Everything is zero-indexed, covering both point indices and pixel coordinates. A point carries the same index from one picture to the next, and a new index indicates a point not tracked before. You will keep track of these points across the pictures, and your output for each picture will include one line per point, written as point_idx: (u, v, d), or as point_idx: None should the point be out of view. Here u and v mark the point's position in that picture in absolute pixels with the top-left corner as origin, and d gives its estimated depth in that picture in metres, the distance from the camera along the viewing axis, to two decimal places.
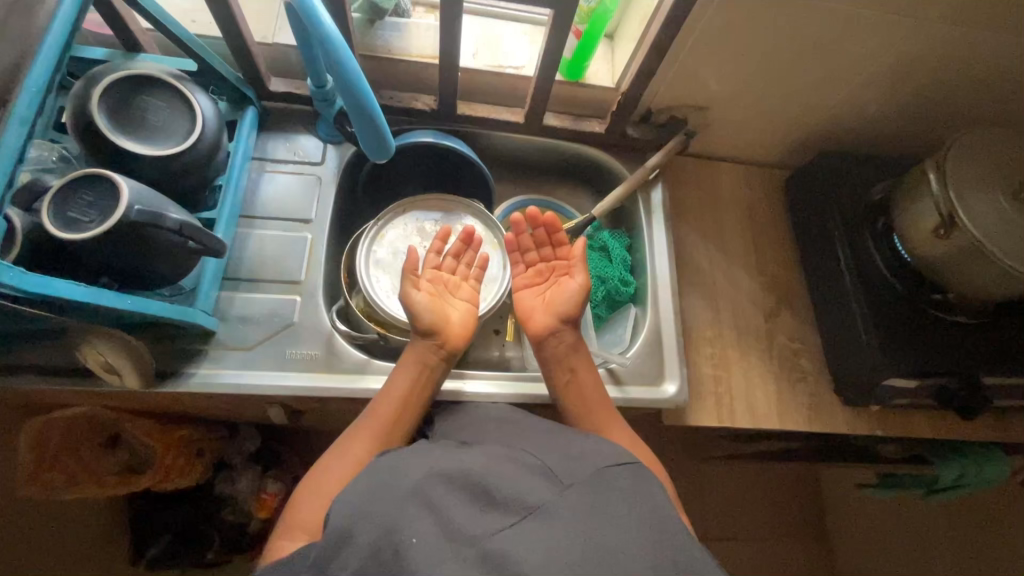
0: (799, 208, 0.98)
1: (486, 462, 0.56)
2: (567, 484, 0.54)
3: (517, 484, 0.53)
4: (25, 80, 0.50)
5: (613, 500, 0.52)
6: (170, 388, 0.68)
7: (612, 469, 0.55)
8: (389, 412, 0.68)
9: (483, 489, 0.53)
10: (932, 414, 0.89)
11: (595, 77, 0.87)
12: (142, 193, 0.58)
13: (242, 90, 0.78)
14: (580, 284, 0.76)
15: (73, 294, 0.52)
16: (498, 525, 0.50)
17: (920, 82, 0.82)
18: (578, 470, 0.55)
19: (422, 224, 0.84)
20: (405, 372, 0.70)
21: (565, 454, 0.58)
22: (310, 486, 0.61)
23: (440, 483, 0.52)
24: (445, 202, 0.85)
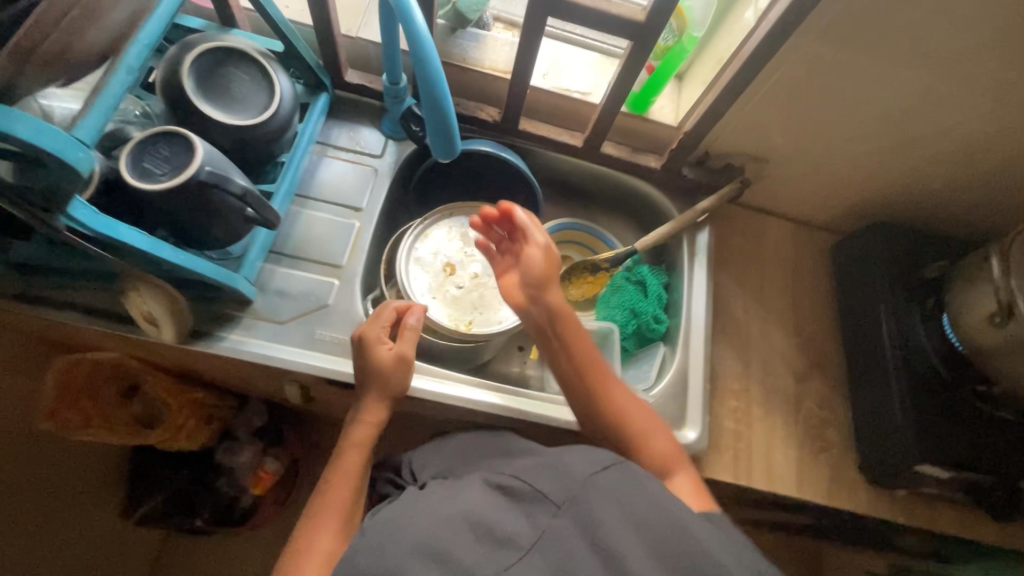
0: (845, 274, 0.95)
1: (481, 498, 0.54)
2: (562, 500, 0.53)
3: (515, 517, 0.52)
4: (141, 33, 0.54)
5: (607, 508, 0.51)
6: (202, 348, 0.70)
7: (602, 473, 0.54)
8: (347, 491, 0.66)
9: (487, 523, 0.51)
10: (961, 510, 0.84)
11: (659, 113, 0.88)
12: (214, 155, 0.60)
13: (320, 77, 0.81)
14: (541, 249, 0.71)
15: (135, 241, 0.55)
16: (509, 561, 0.49)
17: (990, 166, 0.81)
18: (570, 481, 0.54)
19: (466, 230, 0.85)
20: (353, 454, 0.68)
21: (551, 471, 0.56)
22: None
23: (447, 527, 0.50)
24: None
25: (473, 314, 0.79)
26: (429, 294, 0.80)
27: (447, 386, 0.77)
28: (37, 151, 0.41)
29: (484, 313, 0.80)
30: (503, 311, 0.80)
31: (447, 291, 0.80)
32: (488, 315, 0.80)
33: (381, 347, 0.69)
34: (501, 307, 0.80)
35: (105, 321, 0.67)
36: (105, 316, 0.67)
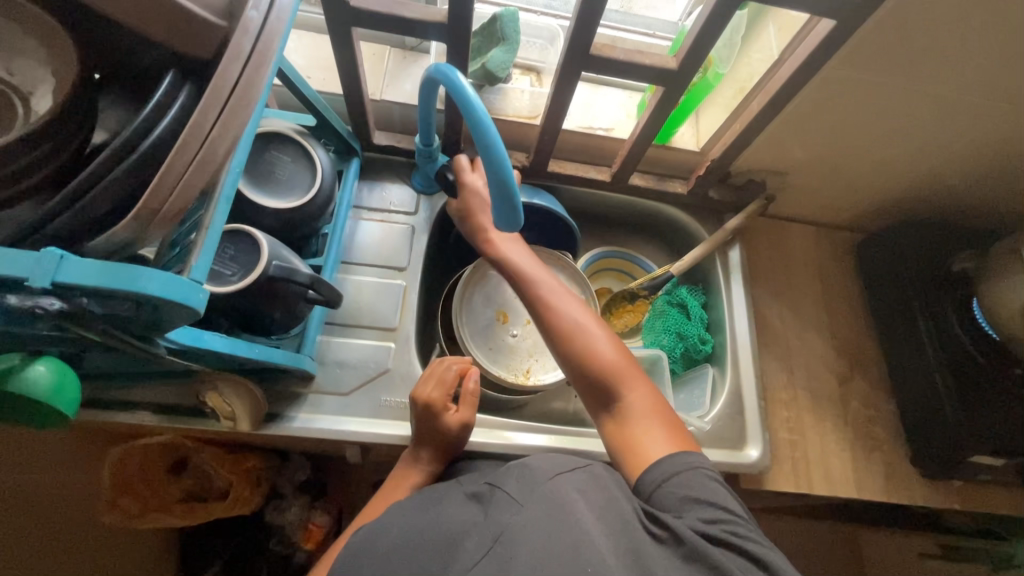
0: (870, 273, 0.98)
1: (458, 511, 0.54)
2: (524, 500, 0.52)
3: (480, 522, 0.52)
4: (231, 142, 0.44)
5: (567, 505, 0.51)
6: (274, 432, 0.70)
7: (565, 475, 0.54)
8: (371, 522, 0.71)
9: (457, 532, 0.52)
10: (1010, 490, 0.87)
11: (682, 140, 0.90)
12: (277, 248, 0.61)
13: (351, 143, 0.82)
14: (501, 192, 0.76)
15: (218, 345, 0.55)
16: (471, 561, 0.49)
17: (1005, 161, 0.85)
18: (532, 480, 0.54)
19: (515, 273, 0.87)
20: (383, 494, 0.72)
21: (517, 473, 0.55)
22: None
23: (419, 537, 0.53)
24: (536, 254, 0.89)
25: (530, 361, 0.83)
26: (487, 344, 0.83)
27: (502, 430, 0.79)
28: (143, 296, 0.37)
29: (541, 359, 0.84)
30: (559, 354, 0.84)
31: (505, 340, 0.84)
32: (546, 360, 0.83)
33: (448, 412, 0.71)
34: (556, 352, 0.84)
35: (176, 418, 0.67)
36: (174, 413, 0.67)
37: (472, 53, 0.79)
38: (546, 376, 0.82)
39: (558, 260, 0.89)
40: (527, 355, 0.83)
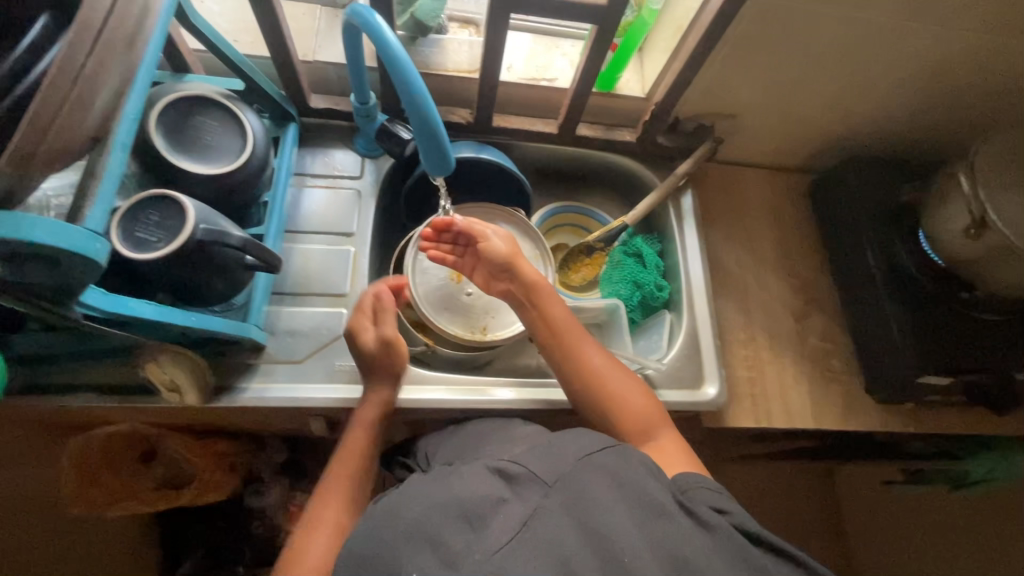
0: (822, 211, 1.00)
1: (482, 482, 0.54)
2: (553, 481, 0.54)
3: (511, 500, 0.52)
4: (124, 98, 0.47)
5: (597, 490, 0.53)
6: (227, 403, 0.69)
7: (599, 454, 0.56)
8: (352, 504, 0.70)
9: (484, 506, 0.52)
10: (961, 410, 0.90)
11: (626, 87, 0.90)
12: (205, 211, 0.59)
13: (285, 108, 0.79)
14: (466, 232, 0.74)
15: (147, 312, 0.54)
16: (498, 541, 0.49)
17: (943, 88, 0.85)
18: (561, 462, 0.56)
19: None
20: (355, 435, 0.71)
21: (543, 454, 0.57)
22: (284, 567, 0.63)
23: (443, 508, 0.52)
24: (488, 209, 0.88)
25: (487, 318, 0.83)
26: (441, 304, 0.82)
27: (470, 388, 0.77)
28: (45, 251, 0.38)
29: (497, 315, 0.83)
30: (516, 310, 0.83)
31: (460, 299, 0.83)
32: (502, 316, 0.83)
33: (363, 334, 0.73)
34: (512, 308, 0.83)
35: (121, 396, 0.66)
36: (121, 392, 0.66)
37: (400, 4, 0.78)
38: (504, 331, 0.82)
39: (511, 216, 0.88)
40: (483, 313, 0.83)
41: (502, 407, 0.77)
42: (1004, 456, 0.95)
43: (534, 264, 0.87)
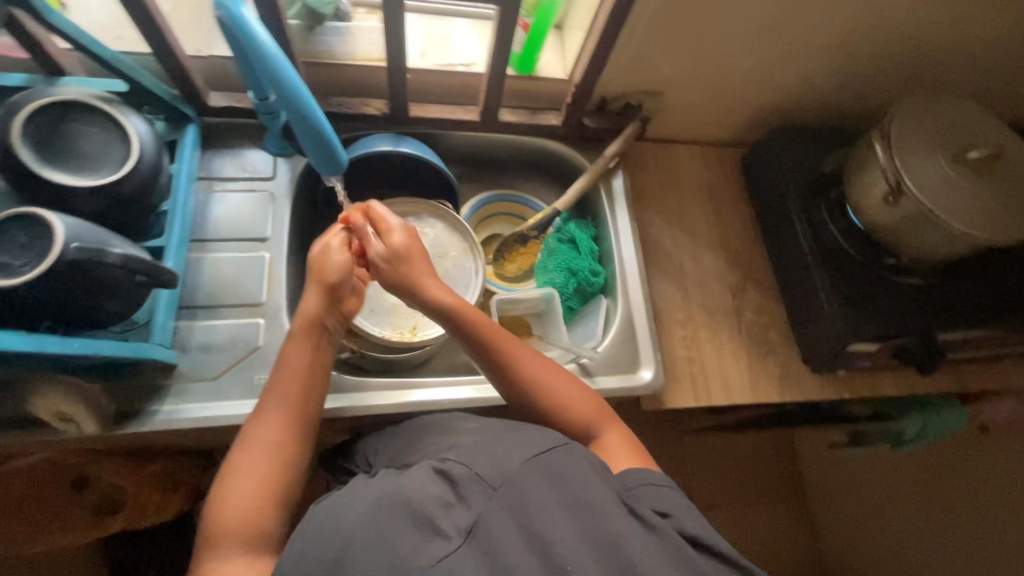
0: (755, 184, 0.99)
1: (424, 484, 0.51)
2: (498, 483, 0.51)
3: (456, 507, 0.49)
4: None
5: (543, 491, 0.50)
6: (135, 429, 0.65)
7: (545, 455, 0.54)
8: (301, 430, 0.61)
9: (431, 512, 0.48)
10: (893, 372, 0.92)
11: (546, 69, 0.87)
12: (79, 228, 0.54)
13: (180, 108, 0.74)
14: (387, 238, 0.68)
15: (10, 343, 0.49)
16: (441, 553, 0.46)
17: (858, 56, 0.86)
18: (507, 461, 0.53)
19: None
20: (297, 346, 0.64)
21: (489, 455, 0.54)
22: (225, 487, 0.56)
23: (385, 514, 0.48)
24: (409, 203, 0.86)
25: (415, 317, 0.82)
26: (368, 308, 0.81)
27: (411, 389, 0.76)
28: None
29: (425, 313, 0.82)
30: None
31: (386, 300, 0.82)
32: (430, 314, 0.82)
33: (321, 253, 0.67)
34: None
35: (15, 431, 0.61)
36: (16, 427, 0.61)
37: None
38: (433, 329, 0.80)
39: (434, 209, 0.86)
40: (410, 313, 0.82)
41: (433, 407, 0.76)
42: (935, 413, 0.97)
43: (463, 257, 0.85)
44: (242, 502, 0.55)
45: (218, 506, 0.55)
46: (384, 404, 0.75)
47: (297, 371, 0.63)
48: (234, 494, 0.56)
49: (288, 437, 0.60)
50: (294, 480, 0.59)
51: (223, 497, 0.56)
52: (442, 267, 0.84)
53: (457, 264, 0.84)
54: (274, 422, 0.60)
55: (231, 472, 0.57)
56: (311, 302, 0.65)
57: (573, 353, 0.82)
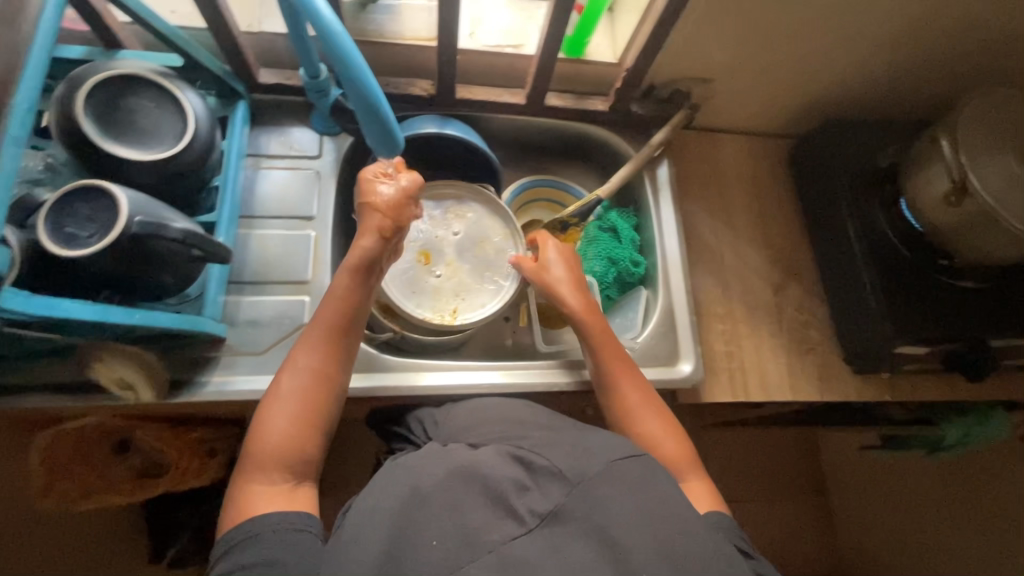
0: (804, 178, 0.96)
1: (500, 465, 0.57)
2: (576, 481, 0.54)
3: (531, 494, 0.54)
4: (16, 97, 0.49)
5: (615, 492, 0.53)
6: (186, 398, 0.67)
7: (625, 461, 0.56)
8: (337, 364, 0.64)
9: (505, 491, 0.54)
10: (938, 377, 0.90)
11: (597, 53, 0.86)
12: (142, 202, 0.56)
13: (231, 84, 0.75)
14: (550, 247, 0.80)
15: (83, 313, 0.51)
16: (512, 533, 0.51)
17: (924, 46, 0.82)
18: (589, 460, 0.56)
19: (433, 211, 0.85)
20: (343, 287, 0.65)
21: (568, 450, 0.58)
22: (268, 407, 0.61)
23: (462, 485, 0.54)
24: (453, 184, 0.85)
25: (456, 300, 0.81)
26: (409, 290, 0.80)
27: (449, 372, 0.77)
28: None
29: (467, 297, 0.81)
30: (486, 291, 0.82)
31: (428, 283, 0.81)
32: (472, 297, 0.82)
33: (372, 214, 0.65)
34: (482, 291, 0.82)
35: (75, 395, 0.64)
36: (77, 391, 0.64)
37: None
38: (471, 314, 0.80)
39: (477, 191, 0.85)
40: (451, 295, 0.81)
41: (472, 390, 0.76)
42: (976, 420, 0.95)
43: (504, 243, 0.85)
44: (283, 426, 0.59)
45: (262, 427, 0.59)
46: (423, 386, 0.75)
47: (338, 308, 0.65)
48: (275, 421, 0.59)
49: (327, 369, 0.63)
50: (330, 409, 0.63)
51: (263, 420, 0.60)
52: (485, 252, 0.84)
53: (501, 249, 0.84)
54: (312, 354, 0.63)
55: (272, 399, 0.61)
56: (364, 242, 0.64)
57: None
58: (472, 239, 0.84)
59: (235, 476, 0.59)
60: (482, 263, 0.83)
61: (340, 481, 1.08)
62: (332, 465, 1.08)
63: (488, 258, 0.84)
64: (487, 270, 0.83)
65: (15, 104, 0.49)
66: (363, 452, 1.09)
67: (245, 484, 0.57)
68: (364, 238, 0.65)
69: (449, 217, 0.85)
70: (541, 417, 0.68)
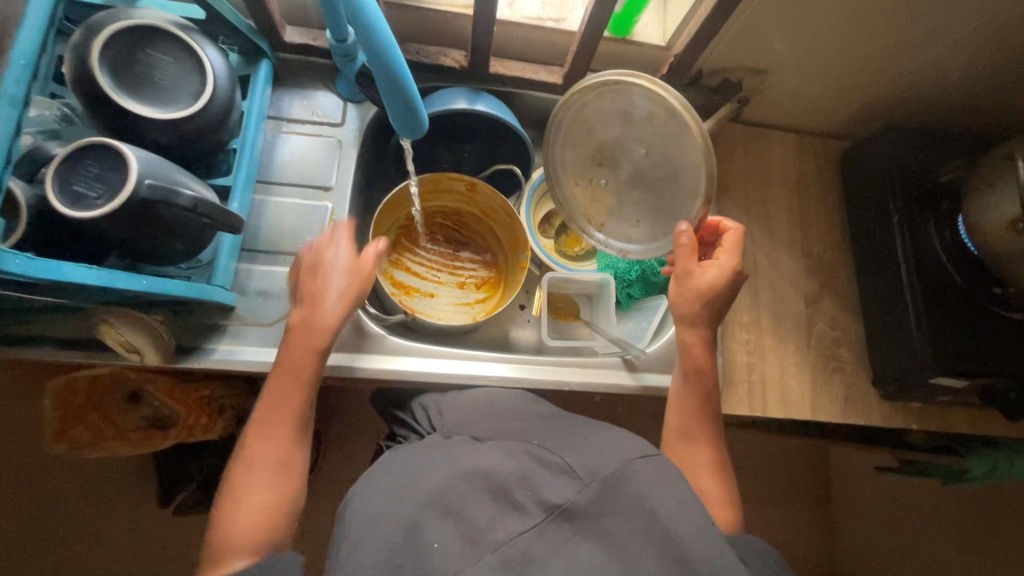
0: (853, 184, 0.90)
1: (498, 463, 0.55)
2: (590, 479, 0.53)
3: (534, 483, 0.53)
4: (11, 52, 0.47)
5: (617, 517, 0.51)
6: (192, 364, 0.66)
7: (638, 460, 0.53)
8: (296, 440, 0.63)
9: (508, 484, 0.53)
10: (971, 410, 0.85)
11: (644, 33, 0.80)
12: (153, 164, 0.53)
13: (255, 42, 0.71)
14: (713, 271, 0.67)
15: (86, 278, 0.49)
16: (519, 528, 0.50)
17: (1010, 53, 0.74)
18: (602, 461, 0.54)
19: (630, 112, 0.63)
20: (302, 361, 0.63)
21: (584, 450, 0.56)
22: (232, 498, 0.59)
23: (463, 482, 0.53)
24: (664, 92, 0.58)
25: (604, 215, 0.72)
26: (573, 180, 0.72)
27: (454, 360, 0.75)
28: None
29: (619, 218, 0.71)
30: (642, 228, 0.70)
31: (589, 187, 0.71)
32: (623, 222, 0.71)
33: (330, 277, 0.65)
34: (640, 222, 0.70)
35: (83, 351, 0.63)
36: (86, 347, 0.63)
37: None
38: (632, 251, 0.72)
39: (678, 112, 0.58)
40: (605, 207, 0.72)
41: (481, 380, 0.74)
42: (1005, 455, 0.91)
43: (696, 175, 0.60)
44: (249, 514, 0.57)
45: (229, 516, 0.57)
46: (430, 372, 0.74)
47: (300, 389, 0.63)
48: (242, 508, 0.57)
49: (288, 451, 0.62)
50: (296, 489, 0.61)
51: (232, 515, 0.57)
52: (662, 192, 0.66)
53: (680, 199, 0.64)
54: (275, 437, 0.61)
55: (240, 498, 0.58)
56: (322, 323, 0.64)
57: (619, 346, 0.77)
58: (653, 166, 0.65)
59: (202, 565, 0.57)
60: (655, 195, 0.66)
61: (341, 450, 1.08)
62: (335, 433, 1.08)
63: (663, 195, 0.66)
64: (653, 207, 0.67)
65: (9, 57, 0.47)
66: (366, 423, 1.09)
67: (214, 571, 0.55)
68: (329, 314, 0.64)
69: (645, 126, 0.63)
70: (548, 414, 0.67)
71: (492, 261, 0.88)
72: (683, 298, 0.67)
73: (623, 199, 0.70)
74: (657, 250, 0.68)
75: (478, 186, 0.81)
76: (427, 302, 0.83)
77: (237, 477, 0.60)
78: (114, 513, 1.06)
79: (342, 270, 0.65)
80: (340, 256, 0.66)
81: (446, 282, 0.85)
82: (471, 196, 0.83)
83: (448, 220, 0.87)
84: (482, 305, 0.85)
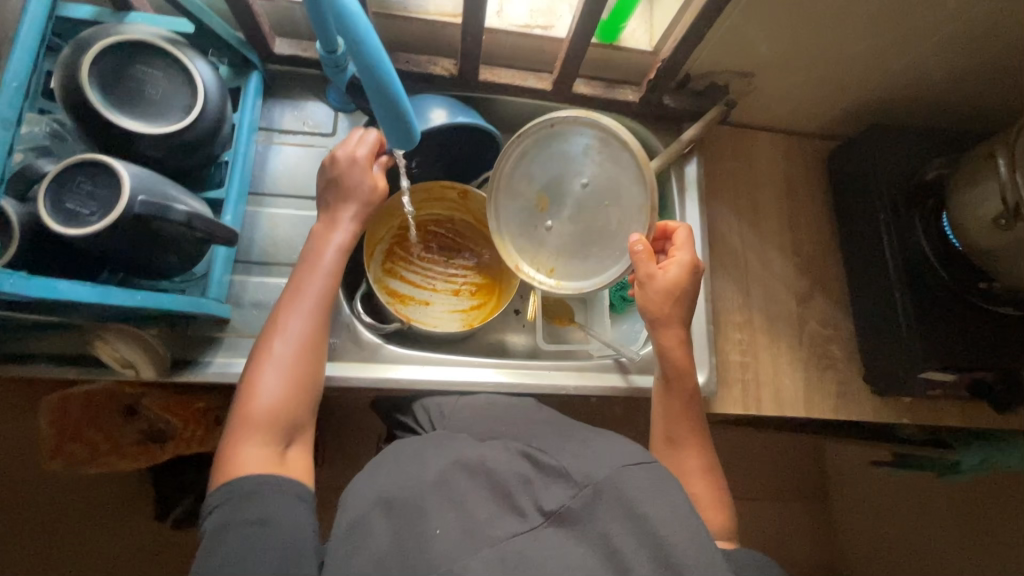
0: (840, 183, 0.91)
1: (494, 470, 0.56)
2: (585, 483, 0.52)
3: (532, 488, 0.53)
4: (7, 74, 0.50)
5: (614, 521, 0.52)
6: (187, 378, 0.66)
7: (632, 467, 0.53)
8: (322, 328, 0.62)
9: (511, 486, 0.54)
10: (962, 404, 0.86)
11: (632, 39, 0.81)
12: (145, 181, 0.54)
13: (245, 54, 0.72)
14: (675, 267, 0.68)
15: (81, 295, 0.49)
16: (514, 530, 0.50)
17: (989, 51, 0.75)
18: (597, 466, 0.54)
19: (568, 151, 0.70)
20: (326, 260, 0.64)
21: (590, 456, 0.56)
22: (255, 374, 0.58)
23: (461, 488, 0.53)
24: (598, 121, 0.66)
25: (559, 260, 0.74)
26: (514, 229, 0.76)
27: (450, 367, 0.75)
28: None
29: (569, 258, 0.73)
30: (590, 262, 0.72)
31: (536, 233, 0.74)
32: (573, 260, 0.73)
33: (343, 193, 0.67)
34: (589, 256, 0.72)
35: (76, 366, 0.63)
36: (79, 364, 0.63)
37: None
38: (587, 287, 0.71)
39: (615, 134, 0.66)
40: (552, 253, 0.74)
41: (477, 385, 0.75)
42: (996, 448, 0.92)
43: (638, 189, 0.66)
44: (275, 394, 0.57)
45: (252, 393, 0.56)
46: (428, 380, 0.74)
47: (326, 283, 0.63)
48: (264, 390, 0.57)
49: (313, 335, 0.61)
50: (317, 380, 0.61)
51: (239, 441, 0.54)
52: (607, 221, 0.70)
53: (624, 222, 0.68)
54: (288, 363, 0.59)
55: (249, 427, 0.55)
56: (328, 254, 0.65)
57: (612, 349, 0.79)
58: (597, 197, 0.70)
59: (220, 445, 0.55)
60: (599, 227, 0.70)
61: (340, 458, 1.08)
62: (334, 442, 1.08)
63: (609, 224, 0.70)
64: (600, 238, 0.71)
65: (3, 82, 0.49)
66: (364, 431, 1.09)
67: (233, 449, 0.54)
68: (343, 230, 0.66)
69: (586, 161, 0.69)
70: (545, 418, 0.68)
71: (486, 266, 0.88)
72: (652, 300, 0.67)
73: (569, 236, 0.73)
74: (613, 274, 0.69)
75: (470, 193, 0.82)
76: (422, 310, 0.83)
77: (260, 353, 0.60)
78: (113, 527, 1.05)
79: (353, 192, 0.67)
80: (349, 173, 0.67)
81: (441, 289, 0.86)
82: (464, 203, 0.84)
83: (442, 228, 0.87)
84: (476, 311, 0.85)
